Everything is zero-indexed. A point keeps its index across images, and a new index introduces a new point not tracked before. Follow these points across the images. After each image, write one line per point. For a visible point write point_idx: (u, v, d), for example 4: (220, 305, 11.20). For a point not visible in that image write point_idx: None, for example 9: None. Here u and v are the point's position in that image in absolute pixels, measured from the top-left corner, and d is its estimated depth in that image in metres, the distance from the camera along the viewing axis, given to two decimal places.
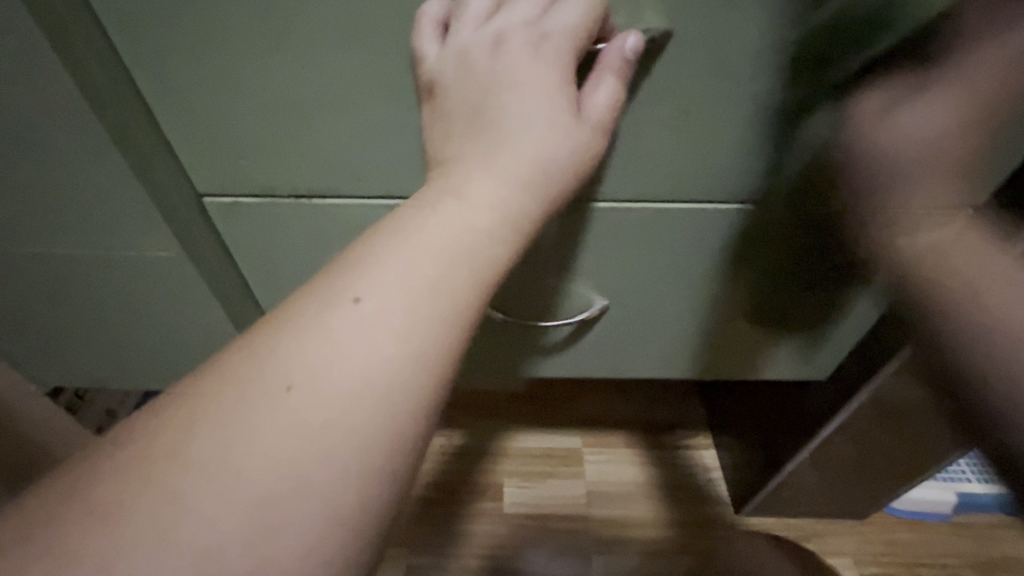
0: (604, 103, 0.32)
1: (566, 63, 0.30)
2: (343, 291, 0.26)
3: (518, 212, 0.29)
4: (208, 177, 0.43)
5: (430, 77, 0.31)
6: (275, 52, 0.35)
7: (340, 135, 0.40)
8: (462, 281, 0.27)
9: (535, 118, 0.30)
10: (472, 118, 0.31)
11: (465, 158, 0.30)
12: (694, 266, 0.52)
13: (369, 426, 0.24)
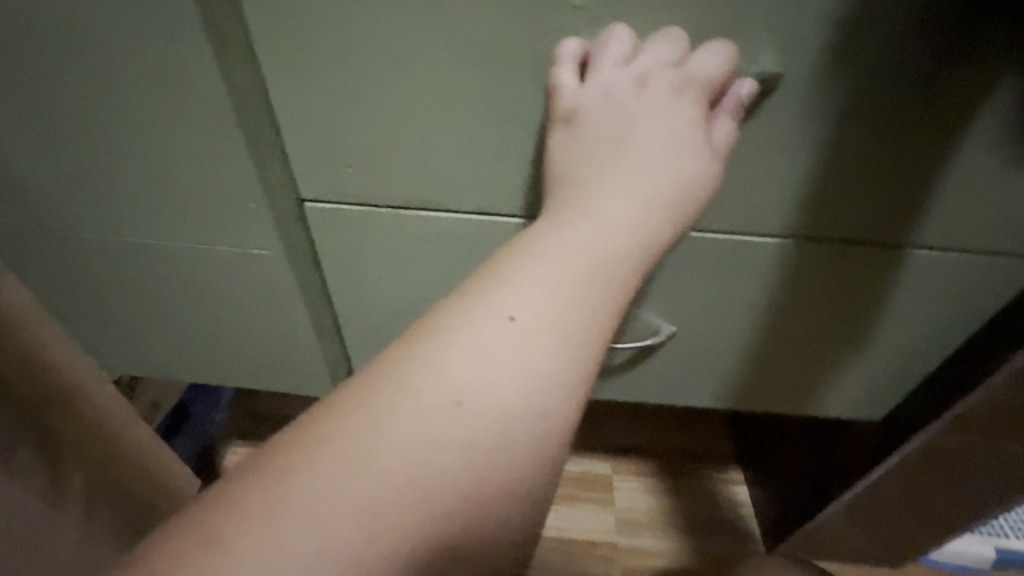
0: (723, 141, 0.34)
1: (697, 104, 0.34)
2: (495, 309, 0.28)
3: (650, 239, 0.31)
4: (317, 184, 0.46)
5: (570, 108, 0.34)
6: (413, 74, 0.38)
7: (451, 153, 0.42)
8: (599, 309, 0.29)
9: (668, 150, 0.33)
10: (608, 147, 0.33)
11: (604, 188, 0.32)
12: (766, 298, 0.53)
13: (519, 432, 0.27)
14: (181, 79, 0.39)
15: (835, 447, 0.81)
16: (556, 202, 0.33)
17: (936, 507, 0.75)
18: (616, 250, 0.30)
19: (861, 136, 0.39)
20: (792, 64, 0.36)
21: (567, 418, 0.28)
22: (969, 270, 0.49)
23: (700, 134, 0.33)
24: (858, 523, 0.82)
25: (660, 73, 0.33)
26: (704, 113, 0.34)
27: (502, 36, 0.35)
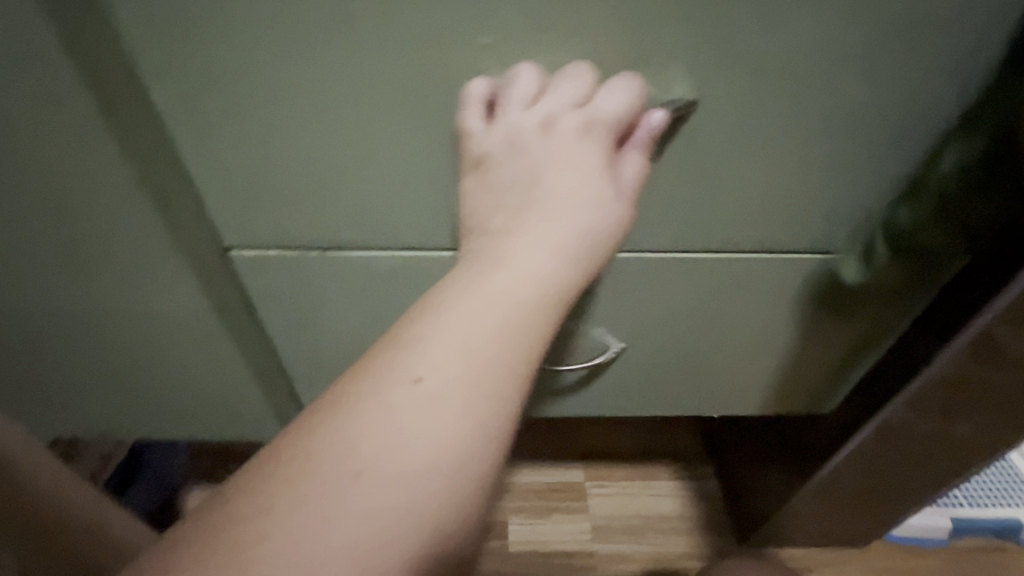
0: (633, 178, 0.34)
1: (602, 145, 0.33)
2: (400, 372, 0.28)
3: (563, 283, 0.31)
4: (235, 232, 0.44)
5: (478, 150, 0.34)
6: (328, 114, 0.37)
7: (371, 194, 0.41)
8: (513, 360, 0.29)
9: (571, 198, 0.32)
10: (515, 196, 0.33)
11: (513, 240, 0.32)
12: (708, 307, 0.54)
13: (439, 495, 0.26)
14: (89, 126, 0.38)
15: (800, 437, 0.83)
16: (470, 253, 0.33)
17: (889, 487, 0.78)
18: (530, 297, 0.30)
19: (777, 149, 0.40)
20: (706, 84, 0.36)
21: (487, 474, 0.28)
22: (888, 269, 0.51)
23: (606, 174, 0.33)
24: (820, 509, 0.85)
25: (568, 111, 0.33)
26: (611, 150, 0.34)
27: (413, 70, 0.34)
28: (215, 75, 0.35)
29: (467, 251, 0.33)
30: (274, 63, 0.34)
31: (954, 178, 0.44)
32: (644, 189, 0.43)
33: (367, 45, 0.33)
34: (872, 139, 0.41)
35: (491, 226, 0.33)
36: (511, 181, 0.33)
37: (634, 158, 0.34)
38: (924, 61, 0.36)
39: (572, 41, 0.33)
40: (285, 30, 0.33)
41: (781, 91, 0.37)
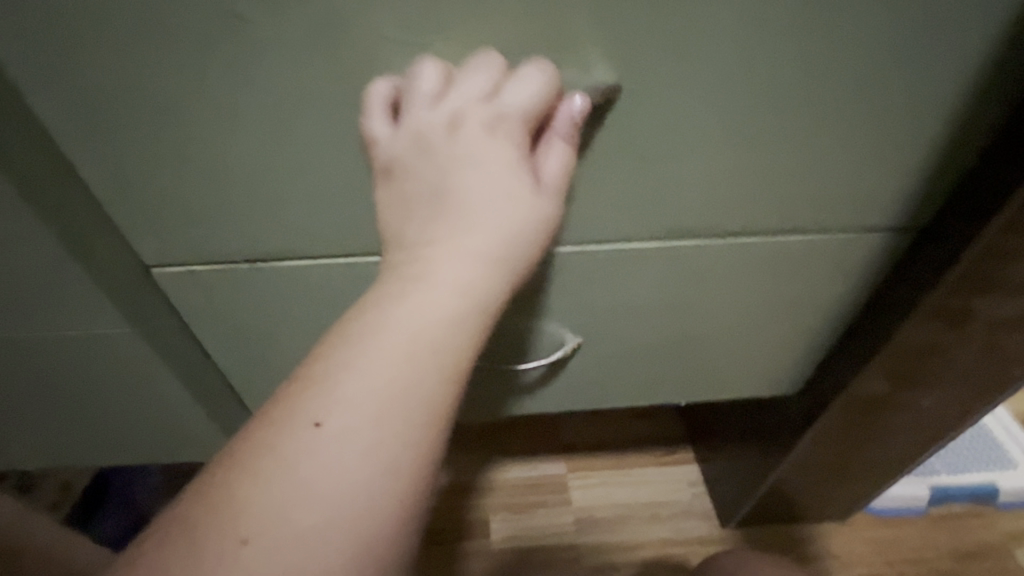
0: (558, 171, 0.32)
1: (516, 143, 0.31)
2: (301, 418, 0.26)
3: (481, 296, 0.30)
4: (152, 250, 0.41)
5: (387, 156, 0.32)
6: (229, 120, 0.34)
7: (289, 201, 0.39)
8: (427, 388, 0.27)
9: (491, 201, 0.30)
10: (430, 206, 0.31)
11: (429, 255, 0.30)
12: (663, 296, 0.53)
13: (353, 540, 0.25)
14: None
15: (770, 421, 0.81)
16: (385, 271, 0.31)
17: (863, 461, 0.78)
18: (445, 319, 0.28)
19: (713, 128, 0.39)
20: (626, 65, 0.34)
21: (408, 510, 0.26)
22: (840, 247, 0.50)
23: (525, 172, 0.31)
24: (798, 486, 0.85)
25: (476, 108, 0.30)
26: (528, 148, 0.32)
27: (311, 67, 0.32)
28: (91, 87, 0.32)
29: (385, 266, 0.31)
30: (153, 71, 0.31)
31: (899, 146, 0.42)
32: (580, 180, 0.40)
33: (256, 41, 0.30)
34: (810, 115, 0.39)
35: (405, 240, 0.31)
36: (424, 188, 0.31)
37: (555, 151, 0.32)
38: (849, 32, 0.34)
39: (478, 26, 0.30)
40: (157, 35, 0.30)
41: (705, 69, 0.35)
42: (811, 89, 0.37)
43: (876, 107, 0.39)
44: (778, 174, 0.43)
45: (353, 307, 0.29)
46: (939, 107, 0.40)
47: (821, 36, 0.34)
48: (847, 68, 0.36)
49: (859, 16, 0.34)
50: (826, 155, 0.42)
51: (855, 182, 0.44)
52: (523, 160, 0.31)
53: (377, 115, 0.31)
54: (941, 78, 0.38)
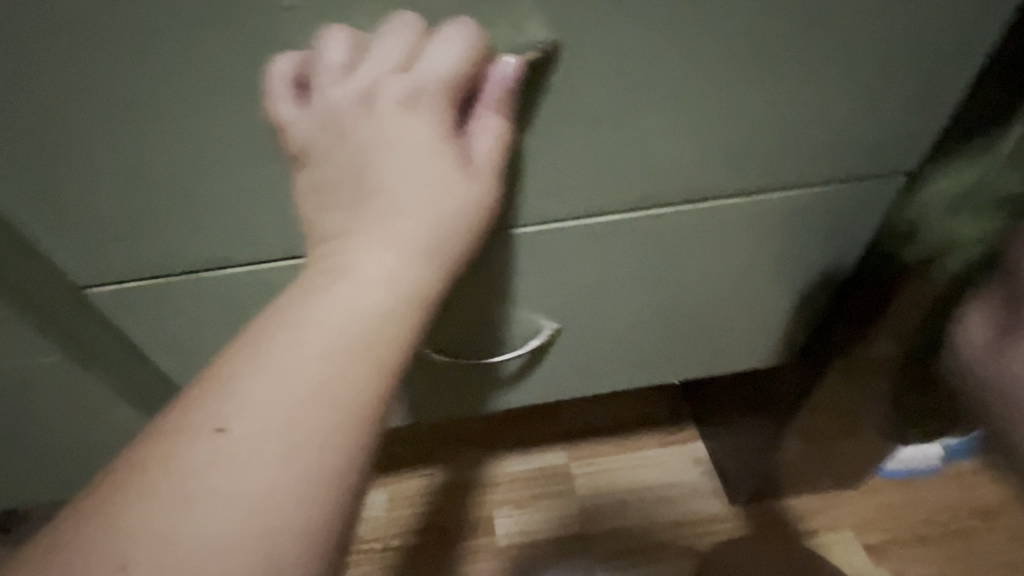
0: (490, 149, 0.29)
1: (437, 120, 0.28)
2: (202, 422, 0.24)
3: (406, 287, 0.27)
4: (77, 269, 0.38)
5: (299, 142, 0.29)
6: (135, 112, 0.31)
7: (215, 204, 0.36)
8: (344, 387, 0.26)
9: (412, 187, 0.28)
10: (348, 192, 0.29)
11: (348, 250, 0.28)
12: (640, 272, 0.49)
13: (259, 553, 0.23)
14: None
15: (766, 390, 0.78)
16: (309, 266, 0.29)
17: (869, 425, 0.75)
18: (363, 313, 0.27)
19: (674, 80, 0.35)
20: (564, 19, 0.30)
21: (325, 518, 0.25)
22: (824, 202, 0.47)
23: (450, 152, 0.28)
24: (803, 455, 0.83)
25: (388, 79, 0.27)
26: (452, 121, 0.28)
27: (212, 40, 0.28)
28: None
29: (312, 260, 0.29)
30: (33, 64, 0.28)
31: (876, 85, 0.39)
32: (533, 150, 0.37)
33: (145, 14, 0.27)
34: (775, 59, 0.36)
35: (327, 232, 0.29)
36: (341, 174, 0.29)
37: (484, 124, 0.29)
38: None
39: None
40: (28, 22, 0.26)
41: (652, 16, 0.32)
42: (772, 27, 0.34)
43: (847, 43, 0.36)
44: (747, 128, 0.39)
45: (271, 306, 0.28)
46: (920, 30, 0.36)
47: None
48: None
49: None
50: (798, 102, 0.38)
51: (834, 128, 0.41)
52: (447, 135, 0.28)
53: (283, 97, 0.28)
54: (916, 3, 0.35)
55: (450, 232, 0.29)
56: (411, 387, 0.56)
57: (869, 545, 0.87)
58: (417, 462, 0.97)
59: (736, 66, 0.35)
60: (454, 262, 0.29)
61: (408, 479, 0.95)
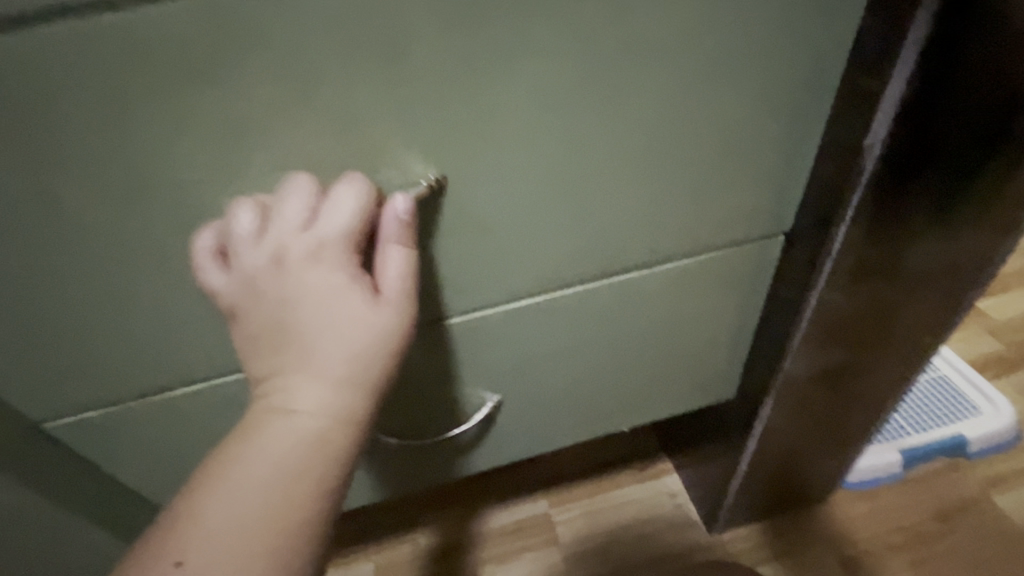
0: (398, 278, 0.34)
1: (344, 265, 0.33)
2: (157, 560, 0.27)
3: (335, 406, 0.32)
4: (38, 409, 0.41)
5: (230, 299, 0.34)
6: (79, 275, 0.34)
7: (164, 336, 0.39)
8: (286, 504, 0.29)
9: (330, 325, 0.32)
10: (274, 339, 0.33)
11: (280, 389, 0.32)
12: (573, 339, 0.53)
13: None
14: None
15: (717, 429, 0.80)
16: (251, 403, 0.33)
17: (823, 446, 0.79)
18: (298, 435, 0.31)
19: (560, 188, 0.40)
20: (449, 154, 0.36)
21: None
22: (731, 263, 0.51)
23: (359, 288, 0.33)
24: (773, 484, 0.85)
25: (295, 237, 0.32)
26: (359, 259, 0.33)
27: (142, 209, 0.33)
28: None
29: (256, 395, 0.33)
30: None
31: (749, 167, 0.44)
32: (445, 255, 0.41)
33: (75, 193, 0.31)
34: (646, 157, 0.41)
35: (265, 369, 0.33)
36: (268, 320, 0.33)
37: (389, 255, 0.34)
38: (651, 84, 0.37)
39: (290, 144, 0.32)
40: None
41: (528, 141, 0.37)
42: (637, 135, 0.39)
43: (709, 138, 0.41)
44: (639, 215, 0.44)
45: (217, 444, 0.31)
46: (772, 124, 0.42)
47: (625, 94, 0.37)
48: (664, 112, 0.39)
49: (652, 71, 0.36)
50: (680, 189, 0.43)
51: (721, 206, 0.45)
52: (355, 272, 0.33)
53: (210, 266, 0.34)
54: (759, 105, 0.40)
55: (371, 352, 0.33)
56: (375, 467, 0.59)
57: (849, 560, 0.89)
58: (403, 530, 0.97)
59: (613, 169, 0.41)
60: (378, 375, 0.33)
61: (395, 550, 0.95)
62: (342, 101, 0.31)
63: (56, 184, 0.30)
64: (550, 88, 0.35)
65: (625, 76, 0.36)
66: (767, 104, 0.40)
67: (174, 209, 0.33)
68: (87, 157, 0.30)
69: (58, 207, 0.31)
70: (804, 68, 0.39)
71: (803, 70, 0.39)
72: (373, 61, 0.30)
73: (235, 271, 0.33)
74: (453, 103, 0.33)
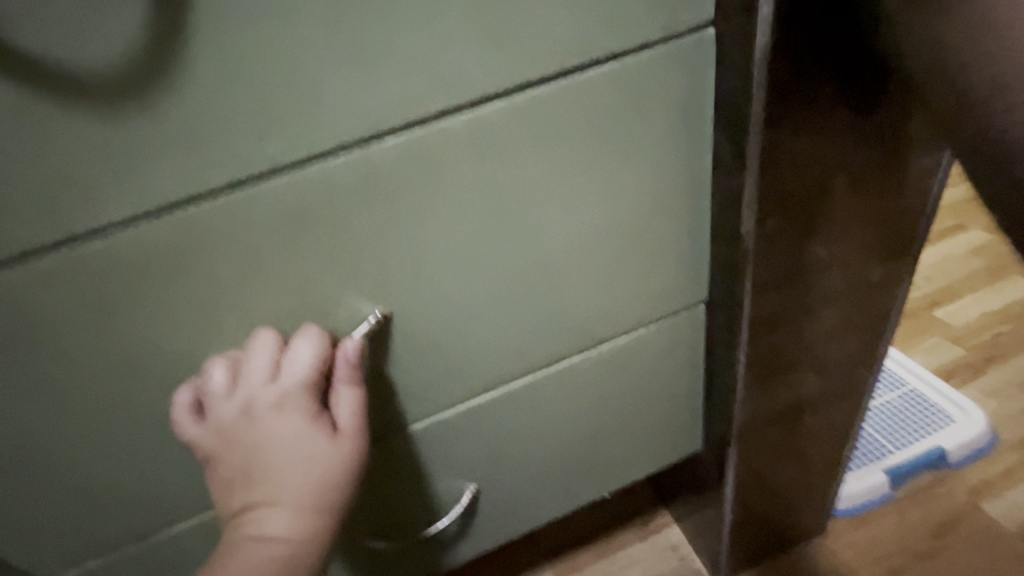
0: (351, 414, 0.39)
1: (304, 408, 0.39)
2: None
3: (302, 530, 0.38)
4: (42, 570, 0.44)
5: (204, 445, 0.39)
6: (72, 447, 0.39)
7: (153, 486, 0.44)
8: None
9: (296, 461, 0.38)
10: (246, 479, 0.38)
11: (251, 522, 0.38)
12: (533, 423, 0.57)
13: None
14: None
15: (700, 485, 0.79)
16: (229, 531, 0.38)
17: (807, 493, 0.78)
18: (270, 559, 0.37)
19: (489, 304, 0.46)
20: (387, 295, 0.41)
21: None
22: (662, 336, 0.56)
23: (319, 427, 0.39)
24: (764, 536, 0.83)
25: (261, 389, 0.38)
26: (317, 401, 0.39)
27: (122, 383, 0.38)
28: None
29: (233, 523, 0.38)
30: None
31: (657, 259, 0.50)
32: (398, 372, 0.46)
33: (63, 381, 0.36)
34: (563, 269, 0.47)
35: (240, 501, 0.38)
36: (241, 460, 0.38)
37: (341, 396, 0.40)
38: (551, 213, 0.43)
39: (246, 315, 0.38)
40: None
41: (453, 273, 0.43)
42: (549, 253, 0.45)
43: (614, 244, 0.47)
44: (567, 311, 0.50)
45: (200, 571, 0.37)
46: (669, 224, 0.48)
47: (531, 225, 0.43)
48: (569, 233, 0.45)
49: (549, 203, 0.42)
50: (598, 286, 0.49)
51: (638, 292, 0.51)
52: (314, 414, 0.39)
53: (187, 418, 0.38)
54: (653, 212, 0.46)
55: (331, 481, 0.39)
56: (367, 569, 0.61)
57: None
58: None
59: (533, 283, 0.46)
60: (338, 500, 0.39)
61: None
62: (287, 269, 0.38)
63: (48, 377, 0.36)
64: (464, 231, 0.41)
65: (524, 211, 0.42)
66: (660, 209, 0.46)
67: (150, 379, 0.38)
68: (74, 349, 0.35)
69: (50, 395, 0.37)
70: (687, 178, 0.46)
71: (684, 179, 0.46)
72: (306, 235, 0.37)
73: (208, 421, 0.38)
74: (381, 256, 0.40)
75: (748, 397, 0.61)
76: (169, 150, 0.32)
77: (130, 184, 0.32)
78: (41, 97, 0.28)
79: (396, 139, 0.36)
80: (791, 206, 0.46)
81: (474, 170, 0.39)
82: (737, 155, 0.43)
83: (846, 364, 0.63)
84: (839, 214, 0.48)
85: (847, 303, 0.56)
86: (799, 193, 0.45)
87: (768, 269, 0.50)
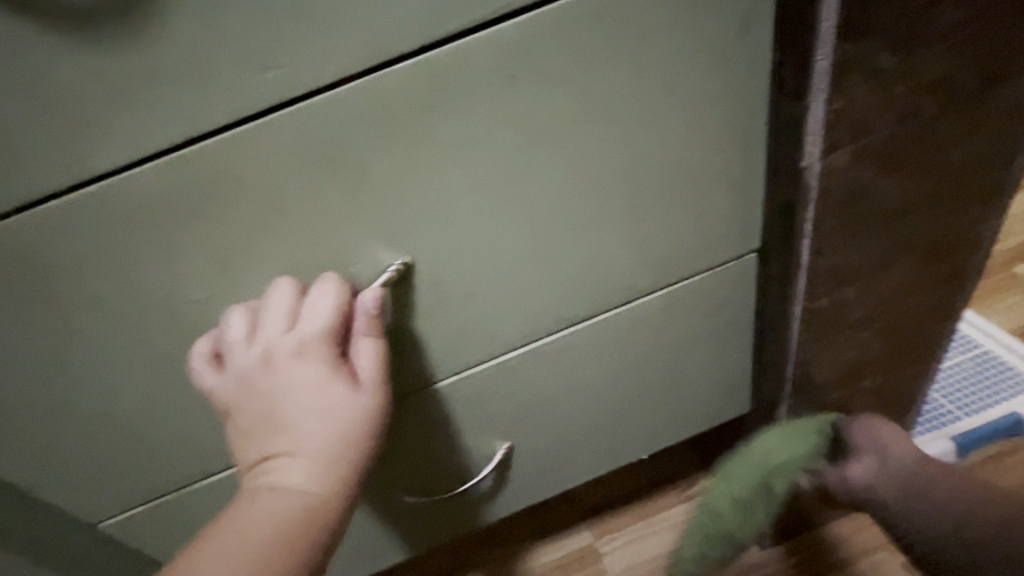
0: (371, 366, 0.38)
1: (324, 358, 0.37)
2: None
3: (320, 479, 0.37)
4: (100, 506, 0.47)
5: (225, 394, 0.38)
6: (112, 395, 0.41)
7: (191, 433, 0.45)
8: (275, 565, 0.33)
9: (316, 412, 0.37)
10: (268, 428, 0.38)
11: (271, 471, 0.37)
12: (567, 381, 0.55)
13: None
14: None
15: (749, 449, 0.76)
16: (248, 478, 0.38)
17: None
18: (287, 507, 0.35)
19: (516, 252, 0.43)
20: (408, 244, 0.39)
21: None
22: (707, 290, 0.52)
23: (339, 378, 0.37)
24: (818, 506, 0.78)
25: (280, 337, 0.37)
26: (337, 352, 0.38)
27: (150, 333, 0.38)
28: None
29: (253, 471, 0.38)
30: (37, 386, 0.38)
31: (703, 204, 0.45)
32: (421, 328, 0.44)
33: (95, 331, 0.37)
34: (597, 214, 0.43)
35: (261, 449, 0.38)
36: (262, 409, 0.38)
37: (361, 347, 0.38)
38: (583, 152, 0.39)
39: (263, 263, 0.36)
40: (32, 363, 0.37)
41: (478, 219, 0.40)
42: (582, 195, 0.41)
43: (653, 186, 0.43)
44: (601, 261, 0.46)
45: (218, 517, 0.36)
46: (718, 164, 0.43)
47: (562, 164, 0.39)
48: (604, 172, 0.40)
49: (581, 141, 0.38)
50: (637, 233, 0.45)
51: (681, 241, 0.47)
52: (334, 365, 0.38)
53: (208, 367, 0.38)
54: (699, 151, 0.41)
55: (351, 433, 0.38)
56: (402, 522, 0.61)
57: None
58: None
59: (565, 229, 0.43)
60: (357, 452, 0.38)
61: None
62: (301, 216, 0.35)
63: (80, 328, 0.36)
64: (489, 172, 0.38)
65: (553, 148, 0.38)
66: (707, 148, 0.41)
67: (176, 330, 0.38)
68: (99, 301, 0.35)
69: (85, 344, 0.37)
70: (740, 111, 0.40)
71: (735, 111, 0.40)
72: (319, 177, 0.34)
73: (229, 369, 0.38)
74: (399, 201, 0.37)
75: (801, 358, 0.56)
76: (166, 89, 0.29)
77: (129, 128, 0.30)
78: (23, 30, 0.26)
79: (412, 66, 0.32)
80: (862, 134, 0.40)
81: (498, 101, 0.35)
82: (802, 75, 0.38)
83: (916, 320, 0.57)
84: (918, 143, 0.42)
85: (921, 251, 0.50)
86: (874, 117, 0.39)
87: (830, 208, 0.44)
